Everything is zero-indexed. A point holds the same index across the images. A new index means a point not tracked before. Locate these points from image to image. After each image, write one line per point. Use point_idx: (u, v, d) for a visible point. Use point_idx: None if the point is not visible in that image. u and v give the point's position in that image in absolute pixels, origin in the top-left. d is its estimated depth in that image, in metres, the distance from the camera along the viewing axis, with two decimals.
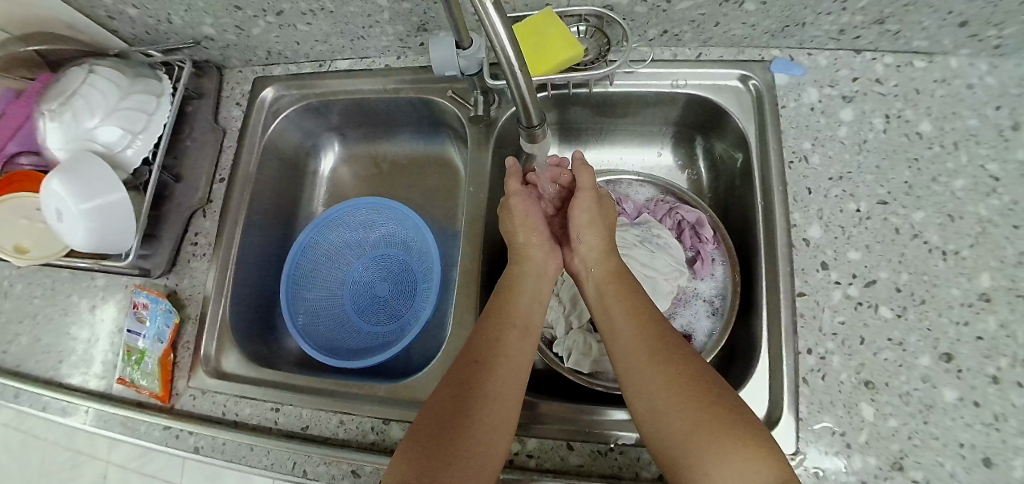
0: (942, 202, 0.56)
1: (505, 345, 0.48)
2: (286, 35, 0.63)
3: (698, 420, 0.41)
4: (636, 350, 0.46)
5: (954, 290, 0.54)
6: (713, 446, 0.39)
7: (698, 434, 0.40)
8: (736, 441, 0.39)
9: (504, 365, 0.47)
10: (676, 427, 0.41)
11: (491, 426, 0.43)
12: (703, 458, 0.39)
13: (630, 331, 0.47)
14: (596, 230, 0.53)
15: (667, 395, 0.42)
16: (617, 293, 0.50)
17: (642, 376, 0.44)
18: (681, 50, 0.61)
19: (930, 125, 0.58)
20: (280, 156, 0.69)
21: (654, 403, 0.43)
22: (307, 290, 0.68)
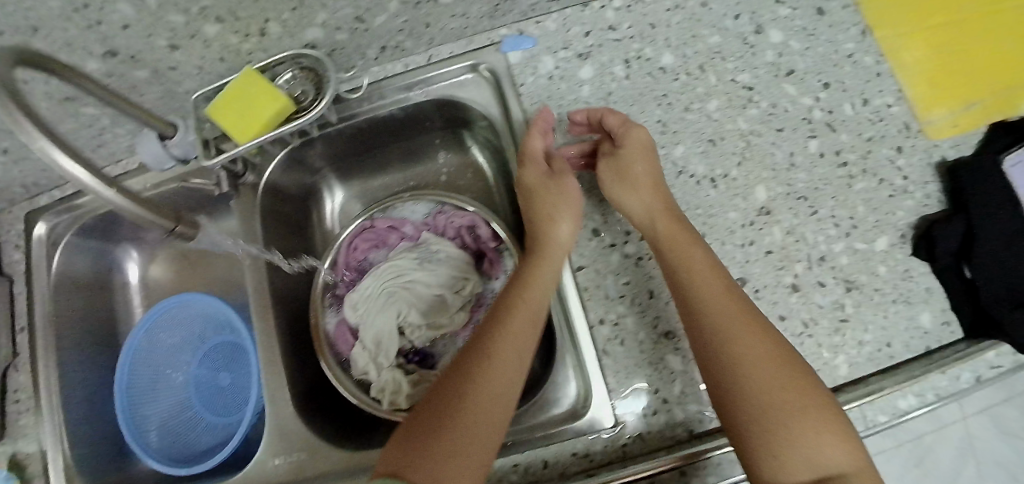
0: (700, 130, 0.55)
1: (503, 344, 0.43)
2: (31, 166, 0.61)
3: (791, 400, 0.39)
4: (736, 327, 0.42)
5: (732, 214, 0.53)
6: (823, 421, 0.39)
7: (790, 416, 0.39)
8: (813, 422, 0.38)
9: (492, 376, 0.42)
10: (766, 404, 0.39)
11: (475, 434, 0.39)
12: (799, 434, 0.38)
13: (742, 309, 0.43)
14: (649, 190, 0.49)
15: (771, 372, 0.40)
16: (676, 251, 0.46)
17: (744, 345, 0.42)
18: (413, 58, 0.59)
19: (671, 56, 0.57)
20: (79, 284, 0.68)
21: (756, 378, 0.40)
22: (149, 405, 0.67)
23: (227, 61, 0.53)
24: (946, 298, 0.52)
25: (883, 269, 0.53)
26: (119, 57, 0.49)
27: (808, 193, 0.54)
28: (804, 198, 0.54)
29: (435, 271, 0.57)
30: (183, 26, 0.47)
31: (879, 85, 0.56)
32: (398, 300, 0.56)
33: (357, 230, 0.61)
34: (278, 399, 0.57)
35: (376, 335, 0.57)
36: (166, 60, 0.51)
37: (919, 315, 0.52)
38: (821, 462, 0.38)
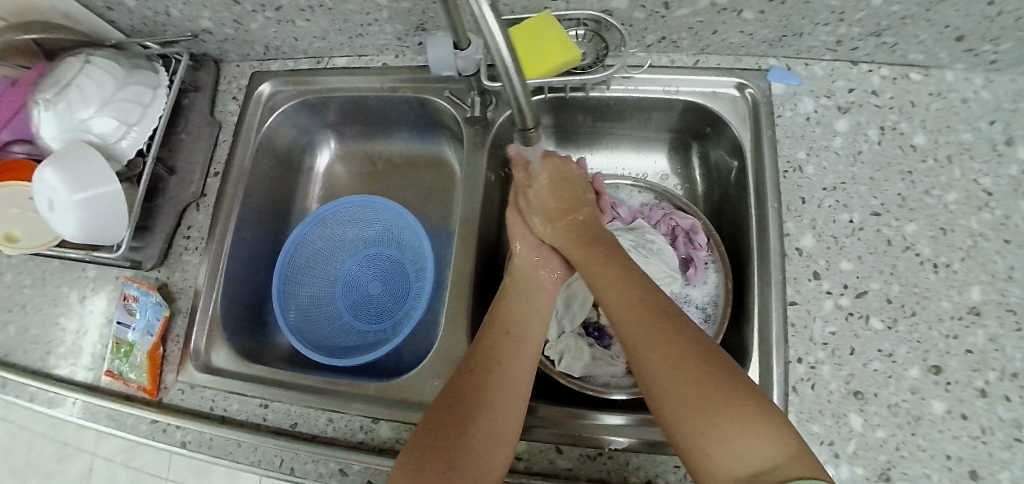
0: (934, 216, 0.56)
1: (503, 350, 0.48)
2: (285, 30, 0.62)
3: (691, 409, 0.38)
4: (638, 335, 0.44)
5: (944, 303, 0.55)
6: (723, 415, 0.37)
7: (694, 404, 0.38)
8: (732, 406, 0.37)
9: (507, 367, 0.47)
10: (673, 394, 0.39)
11: (493, 433, 0.43)
12: (720, 431, 0.37)
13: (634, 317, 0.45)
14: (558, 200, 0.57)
15: (670, 363, 0.41)
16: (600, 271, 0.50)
17: (657, 347, 0.42)
18: (678, 57, 0.61)
19: (924, 138, 0.58)
20: (275, 153, 0.69)
21: (653, 373, 0.41)
22: (299, 287, 0.68)
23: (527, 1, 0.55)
24: None
25: None
26: None
27: None
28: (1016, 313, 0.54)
29: (645, 258, 0.57)
30: None
31: None
32: None
33: None
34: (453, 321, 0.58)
35: (568, 295, 0.60)
36: None
37: None
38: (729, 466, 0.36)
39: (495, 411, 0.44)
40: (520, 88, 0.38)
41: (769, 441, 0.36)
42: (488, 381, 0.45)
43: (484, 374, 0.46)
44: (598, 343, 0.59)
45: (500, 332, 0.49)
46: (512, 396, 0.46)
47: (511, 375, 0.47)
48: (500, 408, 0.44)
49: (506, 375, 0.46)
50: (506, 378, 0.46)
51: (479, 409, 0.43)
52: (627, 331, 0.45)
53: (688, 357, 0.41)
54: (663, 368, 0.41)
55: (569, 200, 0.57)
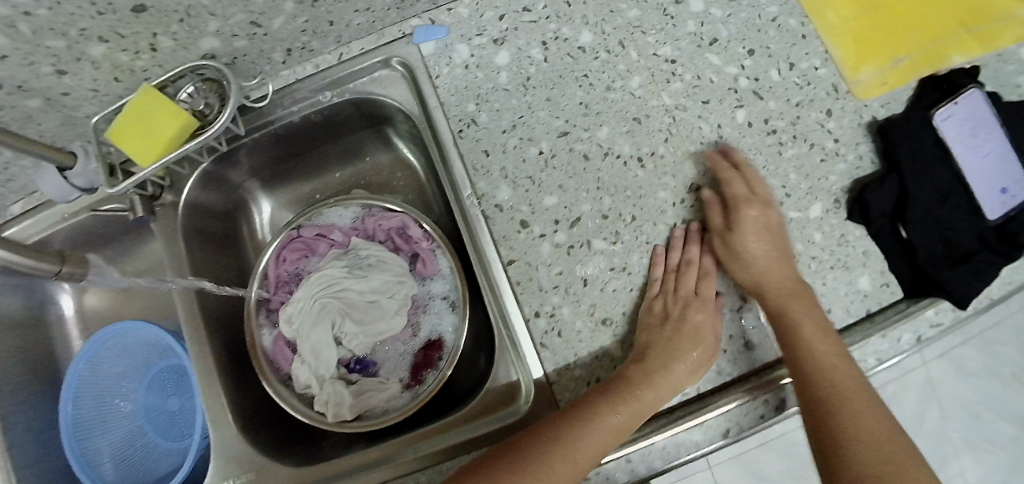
0: (624, 109, 0.53)
1: (590, 418, 0.44)
2: None
3: (874, 471, 0.42)
4: (846, 388, 0.45)
5: (662, 193, 0.52)
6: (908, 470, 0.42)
7: (872, 470, 0.42)
8: (910, 460, 0.42)
9: (652, 393, 0.45)
10: (863, 459, 0.42)
11: (574, 464, 0.43)
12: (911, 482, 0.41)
13: (839, 372, 0.45)
14: (762, 242, 0.49)
15: (867, 430, 0.44)
16: (799, 300, 0.47)
17: (860, 423, 0.44)
18: (323, 58, 0.57)
19: (589, 34, 0.54)
20: (12, 322, 0.64)
21: (864, 432, 0.44)
22: (96, 439, 0.65)
23: (124, 80, 0.51)
24: (884, 259, 0.50)
25: (820, 236, 0.51)
26: (5, 89, 0.45)
27: (738, 164, 0.52)
28: (734, 170, 0.52)
29: (365, 277, 0.55)
30: (64, 51, 0.44)
31: (804, 48, 0.54)
32: (330, 310, 0.54)
33: (285, 241, 0.59)
34: (220, 418, 0.55)
35: (313, 343, 0.54)
36: (56, 86, 0.48)
37: (860, 278, 0.50)
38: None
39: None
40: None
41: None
42: (545, 470, 0.42)
43: (622, 398, 0.45)
44: (363, 376, 0.57)
45: (655, 353, 0.47)
46: (578, 460, 0.43)
47: (643, 401, 0.45)
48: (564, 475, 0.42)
49: (594, 447, 0.43)
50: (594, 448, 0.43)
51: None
52: (824, 378, 0.45)
53: (867, 403, 0.45)
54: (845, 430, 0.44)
55: (777, 245, 0.49)
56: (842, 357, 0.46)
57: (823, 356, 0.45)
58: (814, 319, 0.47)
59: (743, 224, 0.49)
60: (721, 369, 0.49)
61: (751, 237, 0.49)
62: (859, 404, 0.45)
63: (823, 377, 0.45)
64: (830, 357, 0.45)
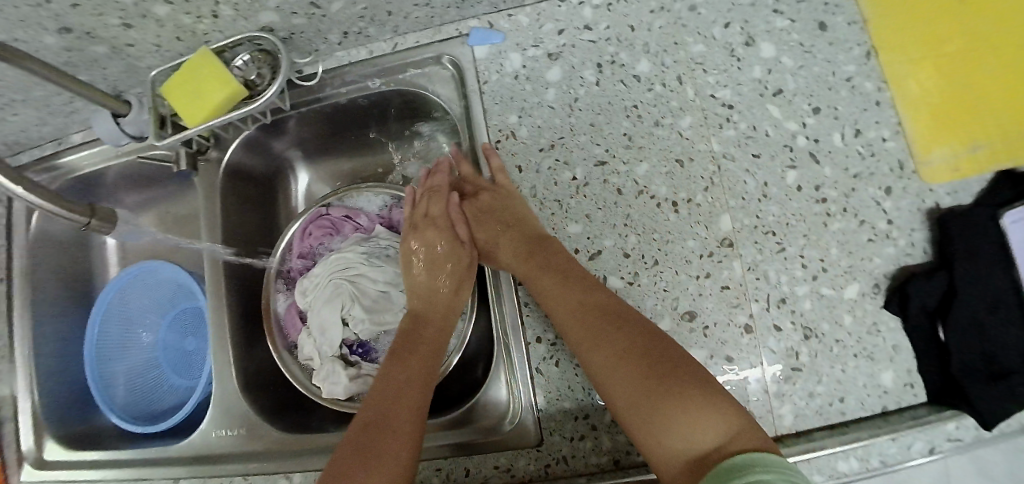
0: (667, 148, 0.51)
1: (388, 374, 0.47)
2: (8, 127, 0.62)
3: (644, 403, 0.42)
4: (598, 348, 0.45)
5: (690, 242, 0.50)
6: (681, 402, 0.41)
7: (684, 406, 0.41)
8: (690, 392, 0.41)
9: (399, 373, 0.47)
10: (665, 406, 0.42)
11: (396, 430, 0.43)
12: (681, 411, 0.41)
13: (576, 312, 0.46)
14: (506, 232, 0.52)
15: (616, 374, 0.44)
16: (553, 276, 0.48)
17: (607, 353, 0.44)
18: (377, 45, 0.56)
19: (648, 63, 0.52)
20: (59, 242, 0.69)
21: (602, 369, 0.44)
22: (116, 362, 0.70)
23: (185, 40, 0.52)
24: (914, 359, 0.48)
25: (849, 319, 0.48)
26: (74, 33, 0.48)
27: (778, 228, 0.49)
28: (772, 233, 0.49)
29: (381, 267, 0.56)
30: (132, 7, 0.46)
31: (876, 116, 0.51)
32: (342, 292, 0.55)
33: (312, 216, 0.60)
34: (224, 372, 0.58)
35: (320, 322, 0.55)
36: (122, 37, 0.50)
37: (881, 373, 0.48)
38: (692, 439, 0.41)
39: (392, 441, 0.42)
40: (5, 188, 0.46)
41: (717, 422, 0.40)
42: (387, 428, 0.43)
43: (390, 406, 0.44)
44: (364, 360, 0.58)
45: (420, 323, 0.51)
46: (409, 417, 0.44)
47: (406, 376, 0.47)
48: (394, 410, 0.44)
49: (410, 399, 0.45)
50: (414, 390, 0.46)
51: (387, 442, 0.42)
52: (561, 318, 0.47)
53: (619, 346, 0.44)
54: (625, 392, 0.43)
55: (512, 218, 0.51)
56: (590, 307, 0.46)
57: (558, 311, 0.47)
58: (559, 290, 0.47)
59: (504, 215, 0.52)
60: None
61: (507, 235, 0.52)
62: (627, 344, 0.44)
63: (585, 348, 0.45)
64: (572, 314, 0.46)
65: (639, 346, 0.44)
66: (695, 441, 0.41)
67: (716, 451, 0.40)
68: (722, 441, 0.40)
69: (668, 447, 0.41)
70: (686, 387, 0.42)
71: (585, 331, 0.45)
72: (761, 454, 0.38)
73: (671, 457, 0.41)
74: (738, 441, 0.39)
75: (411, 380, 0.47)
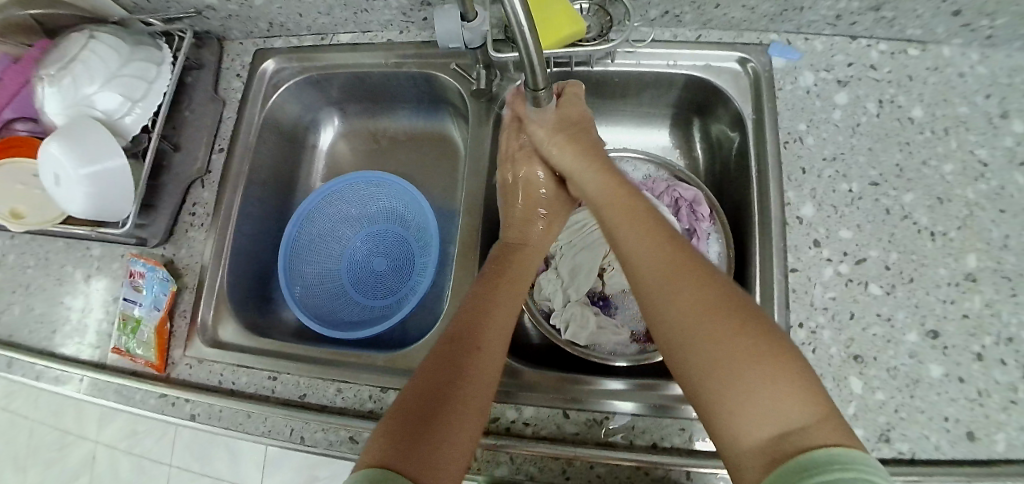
0: (931, 186, 0.58)
1: (489, 306, 0.47)
2: (290, 7, 0.61)
3: (722, 353, 0.35)
4: (676, 290, 0.39)
5: (940, 270, 0.56)
6: (754, 366, 0.34)
7: (733, 365, 0.34)
8: (778, 368, 0.34)
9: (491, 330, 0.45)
10: (709, 357, 0.35)
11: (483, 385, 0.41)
12: (745, 386, 0.33)
13: (660, 262, 0.41)
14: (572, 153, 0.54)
15: (694, 321, 0.37)
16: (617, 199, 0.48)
17: (678, 295, 0.38)
18: (681, 31, 0.62)
19: (921, 111, 0.60)
20: (280, 129, 0.69)
21: (683, 325, 0.37)
22: (304, 263, 0.68)
23: None
24: None
25: None
26: None
27: (1013, 276, 0.55)
28: (1008, 279, 0.55)
29: None
30: None
31: None
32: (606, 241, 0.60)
33: None
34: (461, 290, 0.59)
35: (574, 265, 0.60)
36: None
37: None
38: (768, 418, 0.33)
39: (477, 393, 0.40)
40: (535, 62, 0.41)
41: (800, 404, 0.32)
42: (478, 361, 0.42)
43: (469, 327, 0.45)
44: (603, 312, 0.60)
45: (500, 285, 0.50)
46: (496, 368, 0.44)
47: (498, 324, 0.46)
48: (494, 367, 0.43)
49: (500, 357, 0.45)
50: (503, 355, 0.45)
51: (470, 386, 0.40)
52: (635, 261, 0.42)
53: (729, 313, 0.36)
54: (704, 344, 0.36)
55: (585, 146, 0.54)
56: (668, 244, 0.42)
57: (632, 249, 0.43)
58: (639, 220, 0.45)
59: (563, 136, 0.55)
60: (940, 446, 0.51)
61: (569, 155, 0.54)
62: (717, 296, 0.37)
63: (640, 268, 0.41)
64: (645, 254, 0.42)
65: (736, 297, 0.38)
66: (773, 418, 0.32)
67: (797, 433, 0.32)
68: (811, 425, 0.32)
69: (743, 430, 0.33)
70: (778, 353, 0.35)
71: (651, 274, 0.41)
72: (842, 450, 0.30)
73: (755, 427, 0.33)
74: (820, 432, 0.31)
75: (507, 309, 0.48)
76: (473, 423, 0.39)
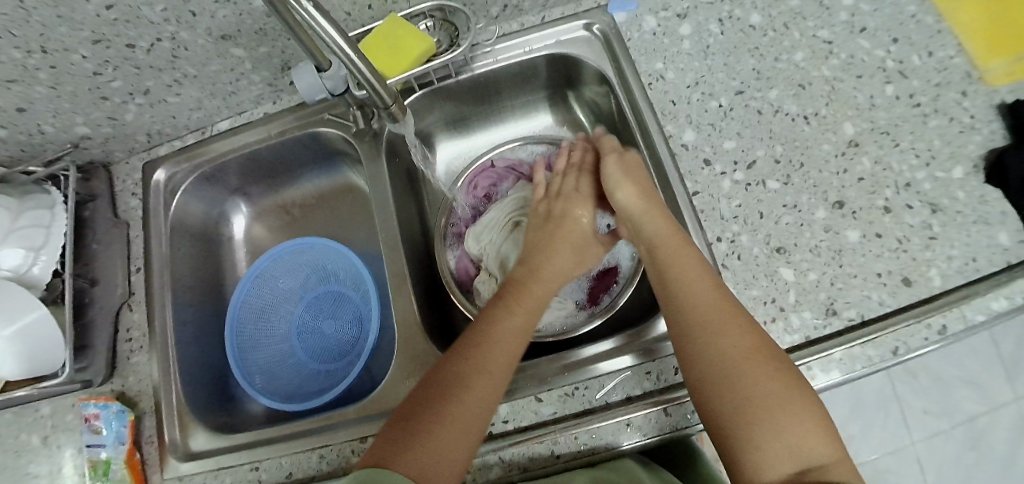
0: (791, 76, 0.62)
1: (489, 323, 0.50)
2: (161, 112, 0.63)
3: (772, 394, 0.43)
4: (741, 338, 0.46)
5: (825, 146, 0.59)
6: (791, 416, 0.43)
7: (779, 410, 0.43)
8: (810, 418, 0.43)
9: (495, 351, 0.48)
10: (757, 395, 0.44)
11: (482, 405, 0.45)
12: (780, 431, 0.42)
13: (725, 308, 0.48)
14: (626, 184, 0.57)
15: (753, 364, 0.45)
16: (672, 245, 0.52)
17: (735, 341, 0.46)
18: (526, 19, 0.66)
19: (759, 16, 0.64)
20: (190, 232, 0.70)
21: (738, 359, 0.45)
22: (255, 350, 0.69)
23: (374, 9, 0.59)
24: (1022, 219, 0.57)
25: (963, 193, 0.58)
26: None
27: (889, 128, 0.60)
28: (887, 133, 0.60)
29: None
30: None
31: (941, 41, 0.63)
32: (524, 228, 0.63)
33: (477, 169, 0.68)
34: (408, 323, 0.59)
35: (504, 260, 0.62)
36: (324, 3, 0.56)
37: (1000, 233, 0.56)
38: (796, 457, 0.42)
39: (474, 413, 0.44)
40: (362, 67, 0.46)
41: (823, 447, 0.42)
42: (479, 373, 0.46)
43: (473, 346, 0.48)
44: None
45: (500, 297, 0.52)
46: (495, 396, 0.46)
47: (506, 346, 0.48)
48: (488, 385, 0.46)
49: (504, 361, 0.47)
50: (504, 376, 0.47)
51: (459, 414, 0.44)
52: (698, 299, 0.49)
53: (777, 361, 0.45)
54: (759, 386, 0.44)
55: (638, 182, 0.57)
56: (723, 293, 0.49)
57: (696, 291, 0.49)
58: (696, 274, 0.50)
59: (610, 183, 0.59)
60: (883, 301, 0.55)
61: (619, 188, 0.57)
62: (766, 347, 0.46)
63: (701, 307, 0.48)
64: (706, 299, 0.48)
65: (781, 356, 0.46)
66: (799, 458, 0.42)
67: (818, 469, 0.41)
68: (831, 462, 0.42)
69: (775, 459, 0.42)
70: (810, 402, 0.44)
71: (720, 321, 0.47)
72: None
73: (786, 465, 0.41)
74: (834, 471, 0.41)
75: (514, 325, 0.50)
76: (464, 443, 0.43)
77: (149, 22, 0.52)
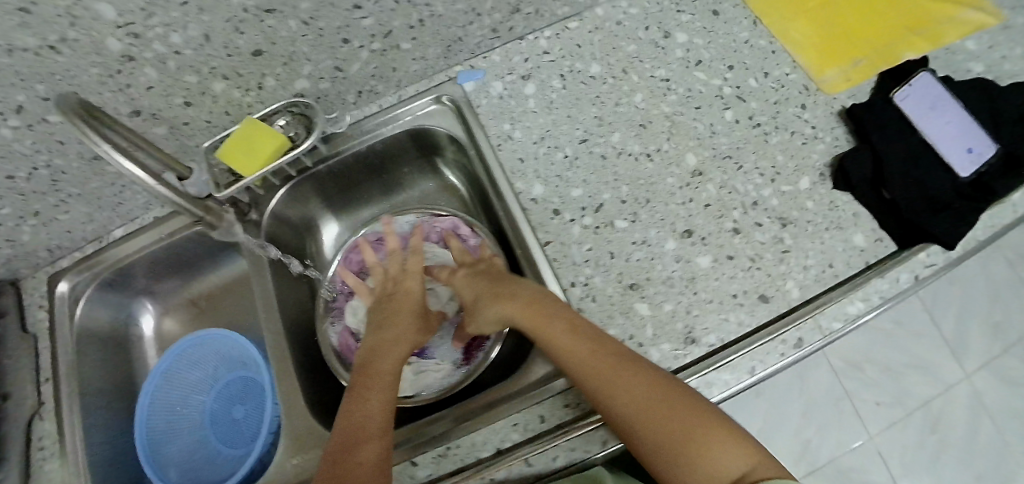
0: (631, 118, 0.65)
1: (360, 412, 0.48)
2: (57, 229, 0.68)
3: (676, 431, 0.44)
4: (627, 393, 0.46)
5: (668, 180, 0.61)
6: (708, 443, 0.43)
7: (692, 438, 0.43)
8: (721, 434, 0.43)
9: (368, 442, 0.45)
10: (668, 436, 0.44)
11: None
12: (702, 459, 0.43)
13: (599, 365, 0.48)
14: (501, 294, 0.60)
15: (647, 407, 0.45)
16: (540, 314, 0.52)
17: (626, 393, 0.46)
18: (385, 100, 0.71)
19: (598, 66, 0.68)
20: (99, 335, 0.73)
21: (633, 408, 0.45)
22: (167, 445, 0.70)
23: (233, 114, 0.65)
24: (874, 218, 0.57)
25: (811, 203, 0.58)
26: (143, 115, 0.60)
27: (730, 152, 0.62)
28: (728, 157, 0.61)
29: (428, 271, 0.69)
30: (195, 85, 0.59)
31: (775, 59, 0.66)
32: None
33: (351, 246, 0.72)
34: (290, 402, 0.60)
35: None
36: (180, 116, 0.62)
37: (853, 236, 0.57)
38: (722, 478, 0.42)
39: None
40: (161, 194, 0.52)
41: (743, 454, 0.43)
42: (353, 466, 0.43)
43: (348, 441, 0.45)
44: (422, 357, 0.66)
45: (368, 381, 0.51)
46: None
47: (375, 427, 0.47)
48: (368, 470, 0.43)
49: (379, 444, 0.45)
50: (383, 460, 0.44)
51: None
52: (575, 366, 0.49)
53: (671, 397, 0.45)
54: (663, 428, 0.44)
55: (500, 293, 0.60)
56: (595, 349, 0.49)
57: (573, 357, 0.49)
58: (569, 341, 0.50)
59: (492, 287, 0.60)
60: (742, 321, 0.54)
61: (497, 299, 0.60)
62: (654, 385, 0.46)
63: (581, 373, 0.48)
64: (583, 364, 0.48)
65: (674, 385, 0.46)
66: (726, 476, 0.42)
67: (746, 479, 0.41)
68: (754, 465, 0.42)
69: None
70: (714, 418, 0.44)
71: (601, 382, 0.47)
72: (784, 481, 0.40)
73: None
74: (760, 472, 0.42)
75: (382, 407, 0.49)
76: None
77: (22, 155, 0.57)
